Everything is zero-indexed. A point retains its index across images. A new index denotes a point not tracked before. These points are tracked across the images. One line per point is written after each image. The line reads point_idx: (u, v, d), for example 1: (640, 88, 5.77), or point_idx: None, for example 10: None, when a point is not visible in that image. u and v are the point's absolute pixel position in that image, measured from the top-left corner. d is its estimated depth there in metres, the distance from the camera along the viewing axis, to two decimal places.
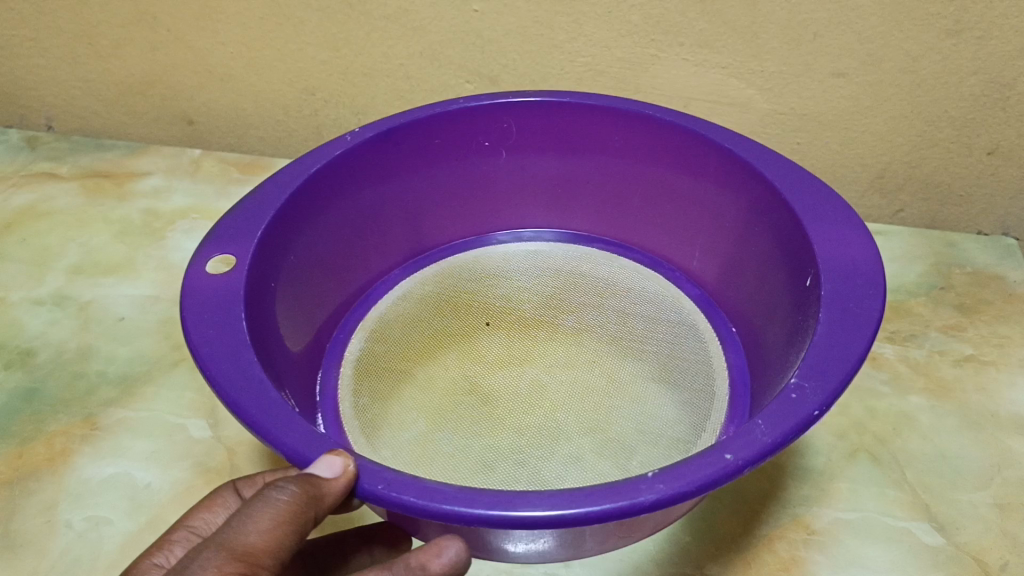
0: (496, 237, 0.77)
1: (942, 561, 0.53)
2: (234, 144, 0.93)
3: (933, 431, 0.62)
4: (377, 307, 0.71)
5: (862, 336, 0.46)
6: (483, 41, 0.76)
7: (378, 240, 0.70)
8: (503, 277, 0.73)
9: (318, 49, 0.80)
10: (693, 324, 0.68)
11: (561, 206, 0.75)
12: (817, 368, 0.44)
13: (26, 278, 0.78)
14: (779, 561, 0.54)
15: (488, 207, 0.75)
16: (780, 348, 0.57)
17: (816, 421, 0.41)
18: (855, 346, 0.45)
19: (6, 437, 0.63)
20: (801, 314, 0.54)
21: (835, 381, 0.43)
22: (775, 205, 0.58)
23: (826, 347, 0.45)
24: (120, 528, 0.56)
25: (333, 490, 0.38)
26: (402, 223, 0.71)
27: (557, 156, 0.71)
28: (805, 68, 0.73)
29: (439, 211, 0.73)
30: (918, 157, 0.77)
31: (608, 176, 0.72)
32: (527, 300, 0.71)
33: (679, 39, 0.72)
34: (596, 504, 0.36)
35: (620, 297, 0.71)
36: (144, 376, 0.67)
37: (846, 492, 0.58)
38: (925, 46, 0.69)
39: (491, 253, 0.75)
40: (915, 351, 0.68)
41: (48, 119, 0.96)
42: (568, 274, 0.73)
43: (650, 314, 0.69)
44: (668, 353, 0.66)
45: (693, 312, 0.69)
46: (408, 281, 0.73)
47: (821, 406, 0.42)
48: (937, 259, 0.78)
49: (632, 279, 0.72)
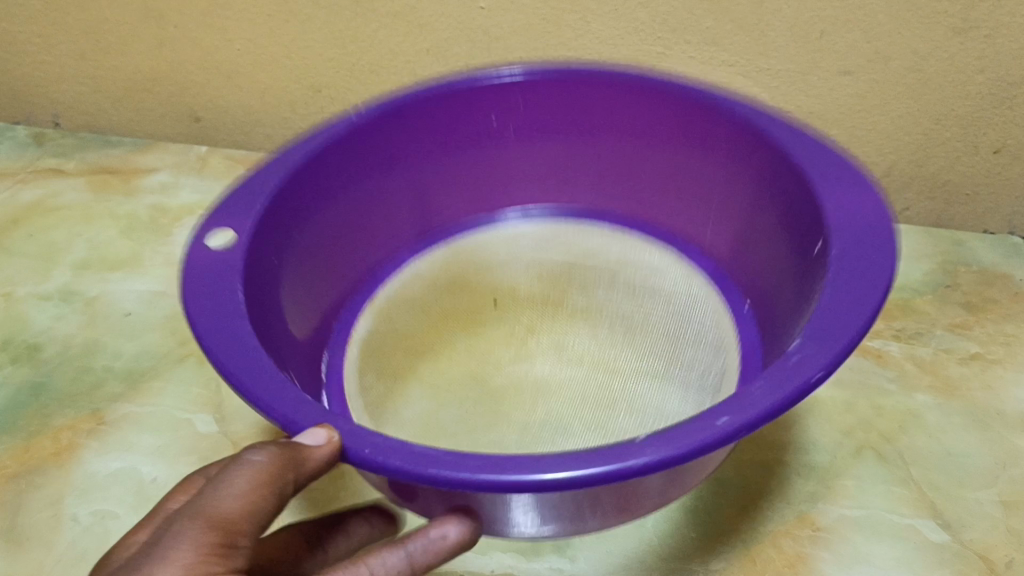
0: (503, 215, 0.75)
1: (948, 558, 0.53)
2: (241, 140, 0.93)
3: (939, 430, 0.62)
4: (385, 289, 0.69)
5: (872, 295, 0.45)
6: (490, 38, 0.76)
7: (385, 219, 0.70)
8: (510, 261, 0.72)
9: (325, 47, 0.81)
10: (706, 304, 0.66)
11: (565, 181, 0.74)
12: (822, 332, 0.43)
13: (32, 273, 0.78)
14: (784, 557, 0.54)
15: (494, 185, 0.74)
16: (782, 324, 0.56)
17: (818, 384, 0.40)
18: (869, 301, 0.44)
19: (14, 432, 0.63)
20: (804, 291, 0.53)
21: (839, 344, 0.42)
22: (791, 174, 0.56)
23: (836, 309, 0.44)
24: (126, 523, 0.56)
25: (316, 456, 0.37)
26: (409, 204, 0.70)
27: (561, 138, 0.70)
28: (812, 66, 0.73)
29: (444, 192, 0.72)
30: (924, 155, 0.77)
31: (612, 154, 0.70)
32: (533, 284, 0.71)
33: (685, 36, 0.72)
34: (584, 468, 0.35)
35: (630, 278, 0.70)
36: (151, 370, 0.67)
37: (851, 489, 0.58)
38: (932, 45, 0.69)
39: (502, 235, 0.74)
40: (921, 349, 0.68)
41: (55, 116, 0.96)
42: (577, 254, 0.72)
43: (661, 296, 0.68)
44: (675, 331, 0.65)
45: (707, 289, 0.67)
46: (416, 265, 0.71)
47: (823, 369, 0.41)
48: (943, 257, 0.78)
49: (643, 256, 0.71)
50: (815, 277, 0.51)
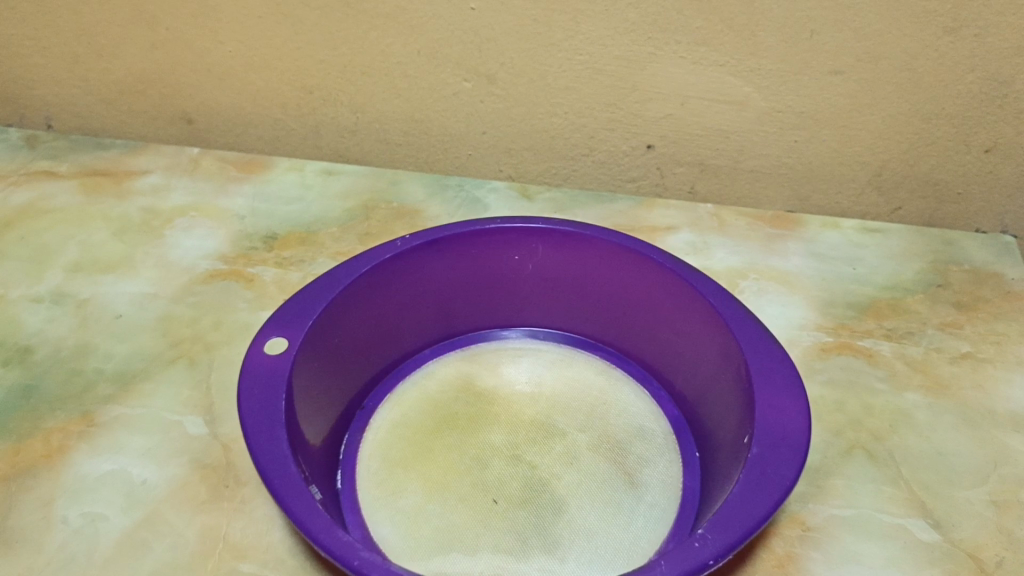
0: (516, 336, 0.74)
1: (938, 557, 0.53)
2: (233, 142, 0.93)
3: (929, 429, 0.62)
4: (405, 383, 0.69)
5: (767, 500, 0.47)
6: (481, 39, 0.76)
7: (409, 332, 0.71)
8: (498, 361, 0.71)
9: (317, 48, 0.81)
10: (662, 453, 0.62)
11: (573, 312, 0.73)
12: (721, 520, 0.46)
13: (24, 275, 0.77)
14: (775, 557, 0.53)
15: (505, 303, 0.73)
16: (728, 454, 0.56)
17: (710, 570, 0.44)
18: (757, 510, 0.46)
19: (3, 433, 0.62)
20: (749, 434, 0.53)
21: (735, 528, 0.45)
22: None
23: (733, 504, 0.47)
24: (116, 524, 0.56)
25: None
26: (425, 310, 0.71)
27: (576, 247, 0.69)
28: (803, 66, 0.73)
29: (463, 291, 0.72)
30: (916, 155, 0.77)
31: (620, 278, 0.69)
32: (508, 377, 0.69)
33: (676, 36, 0.72)
34: None
35: (598, 401, 0.67)
36: (142, 373, 0.67)
37: (842, 489, 0.57)
38: (922, 44, 0.70)
39: (506, 348, 0.73)
40: (912, 348, 0.68)
41: (47, 118, 0.95)
42: (561, 372, 0.70)
43: (620, 427, 0.64)
44: (621, 452, 0.62)
45: (666, 444, 0.63)
46: (434, 363, 0.71)
47: (716, 556, 0.44)
48: (934, 258, 0.78)
49: (619, 398, 0.68)
50: (787, 457, 0.50)
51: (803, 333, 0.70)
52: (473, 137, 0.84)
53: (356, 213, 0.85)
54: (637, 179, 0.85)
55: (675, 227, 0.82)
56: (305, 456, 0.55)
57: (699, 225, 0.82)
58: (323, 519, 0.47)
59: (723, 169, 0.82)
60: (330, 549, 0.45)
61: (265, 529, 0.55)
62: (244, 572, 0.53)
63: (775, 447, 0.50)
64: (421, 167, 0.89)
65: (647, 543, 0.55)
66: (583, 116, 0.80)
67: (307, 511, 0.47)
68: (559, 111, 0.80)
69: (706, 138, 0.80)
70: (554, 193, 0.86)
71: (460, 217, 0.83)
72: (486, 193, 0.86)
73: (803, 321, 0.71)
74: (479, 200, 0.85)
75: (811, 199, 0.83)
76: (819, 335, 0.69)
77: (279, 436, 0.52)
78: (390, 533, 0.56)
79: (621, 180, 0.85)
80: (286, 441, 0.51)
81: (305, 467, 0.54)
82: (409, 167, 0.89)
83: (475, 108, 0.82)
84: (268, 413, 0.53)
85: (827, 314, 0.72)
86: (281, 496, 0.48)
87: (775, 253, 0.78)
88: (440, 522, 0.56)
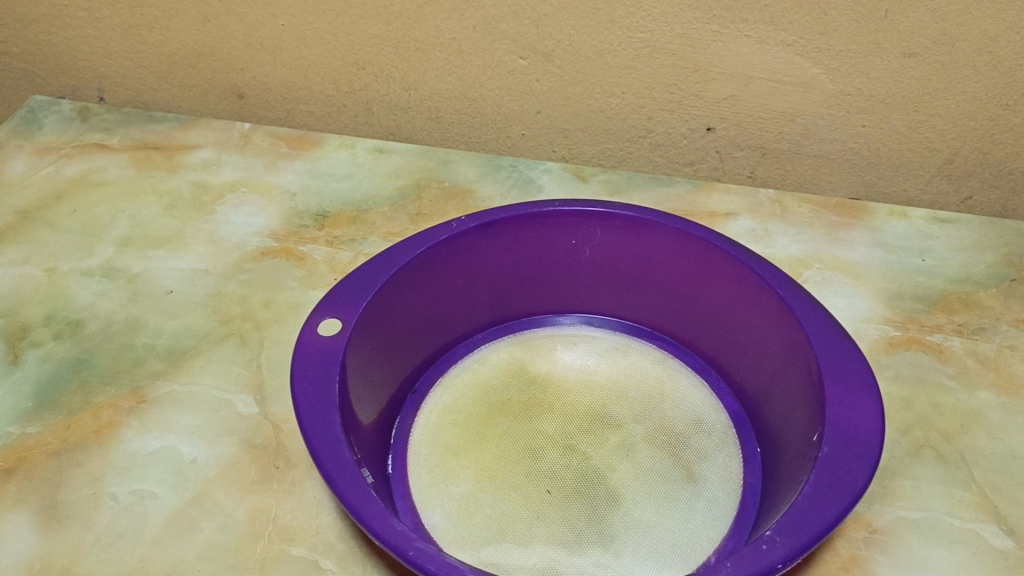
0: (569, 321, 0.73)
1: (1012, 565, 0.51)
2: (283, 117, 0.92)
3: (1003, 430, 0.59)
4: (455, 367, 0.68)
5: (838, 505, 0.45)
6: (539, 15, 0.74)
7: (462, 315, 0.69)
8: (550, 346, 0.70)
9: (371, 23, 0.79)
10: (721, 444, 0.61)
11: (629, 300, 0.71)
12: (790, 523, 0.44)
13: (75, 249, 0.77)
14: (839, 560, 0.50)
15: (562, 288, 0.72)
16: (795, 454, 0.54)
17: (777, 574, 0.42)
18: (828, 513, 0.45)
19: (54, 407, 0.62)
20: (820, 434, 0.51)
21: (806, 533, 0.43)
22: None
23: (802, 505, 0.45)
24: (165, 502, 0.55)
25: None
26: (481, 292, 0.69)
27: (636, 233, 0.67)
28: (874, 48, 0.70)
29: (517, 274, 0.70)
30: (991, 142, 0.74)
31: (680, 266, 0.67)
32: (563, 363, 0.68)
33: (742, 14, 0.70)
34: None
35: (655, 390, 0.65)
36: (192, 350, 0.67)
37: (909, 490, 0.55)
38: (1004, 26, 0.67)
39: (560, 333, 0.71)
40: (984, 345, 0.65)
41: (100, 90, 0.95)
42: (614, 358, 0.69)
43: (678, 417, 0.63)
44: (679, 444, 0.60)
45: (725, 437, 0.62)
46: (486, 348, 0.70)
47: (785, 560, 0.42)
48: (1007, 250, 0.75)
49: (678, 386, 0.66)
50: (859, 459, 0.48)
51: (869, 326, 0.67)
52: (527, 117, 0.83)
53: (408, 192, 0.83)
54: (696, 162, 0.82)
55: (735, 212, 0.79)
56: (357, 439, 0.54)
57: (760, 211, 0.79)
58: (376, 506, 0.45)
59: (785, 154, 0.79)
60: (383, 538, 0.44)
61: (315, 512, 0.55)
62: (294, 555, 0.52)
63: (847, 448, 0.48)
64: (473, 146, 0.88)
65: (706, 541, 0.54)
66: (642, 96, 0.78)
67: (360, 497, 0.46)
68: (617, 91, 0.78)
69: (769, 121, 0.77)
70: (609, 174, 0.84)
71: (514, 198, 0.81)
72: (540, 173, 0.84)
73: (870, 313, 0.68)
74: (532, 181, 0.83)
75: (875, 185, 0.80)
76: (886, 328, 0.67)
77: (333, 420, 0.50)
78: (441, 521, 0.54)
79: (678, 163, 0.83)
80: (339, 425, 0.50)
81: (358, 451, 0.53)
82: (462, 146, 0.88)
83: (530, 86, 0.80)
84: (323, 396, 0.52)
85: (893, 306, 0.69)
86: (333, 481, 0.47)
87: (840, 242, 0.75)
88: (491, 512, 0.55)
